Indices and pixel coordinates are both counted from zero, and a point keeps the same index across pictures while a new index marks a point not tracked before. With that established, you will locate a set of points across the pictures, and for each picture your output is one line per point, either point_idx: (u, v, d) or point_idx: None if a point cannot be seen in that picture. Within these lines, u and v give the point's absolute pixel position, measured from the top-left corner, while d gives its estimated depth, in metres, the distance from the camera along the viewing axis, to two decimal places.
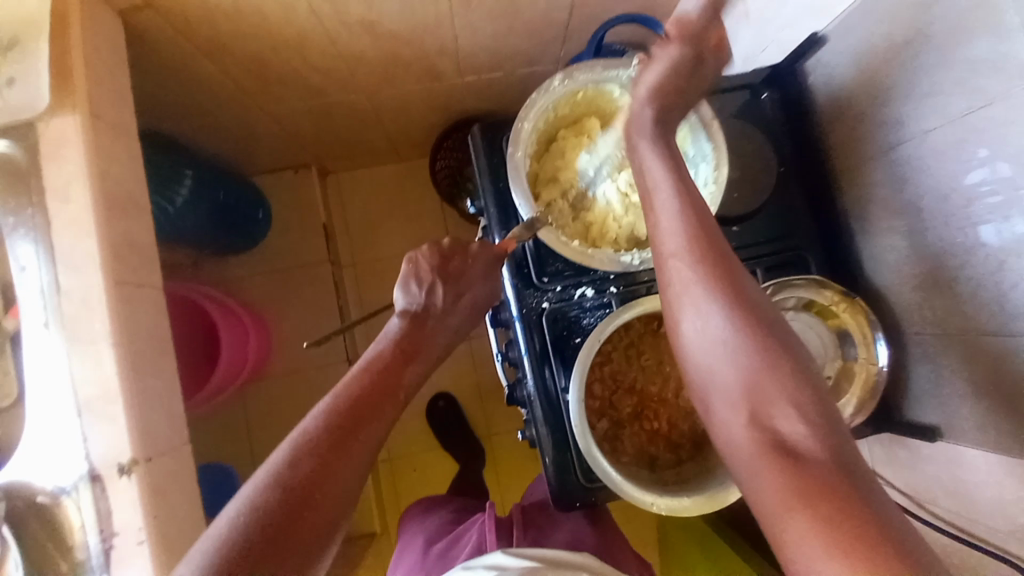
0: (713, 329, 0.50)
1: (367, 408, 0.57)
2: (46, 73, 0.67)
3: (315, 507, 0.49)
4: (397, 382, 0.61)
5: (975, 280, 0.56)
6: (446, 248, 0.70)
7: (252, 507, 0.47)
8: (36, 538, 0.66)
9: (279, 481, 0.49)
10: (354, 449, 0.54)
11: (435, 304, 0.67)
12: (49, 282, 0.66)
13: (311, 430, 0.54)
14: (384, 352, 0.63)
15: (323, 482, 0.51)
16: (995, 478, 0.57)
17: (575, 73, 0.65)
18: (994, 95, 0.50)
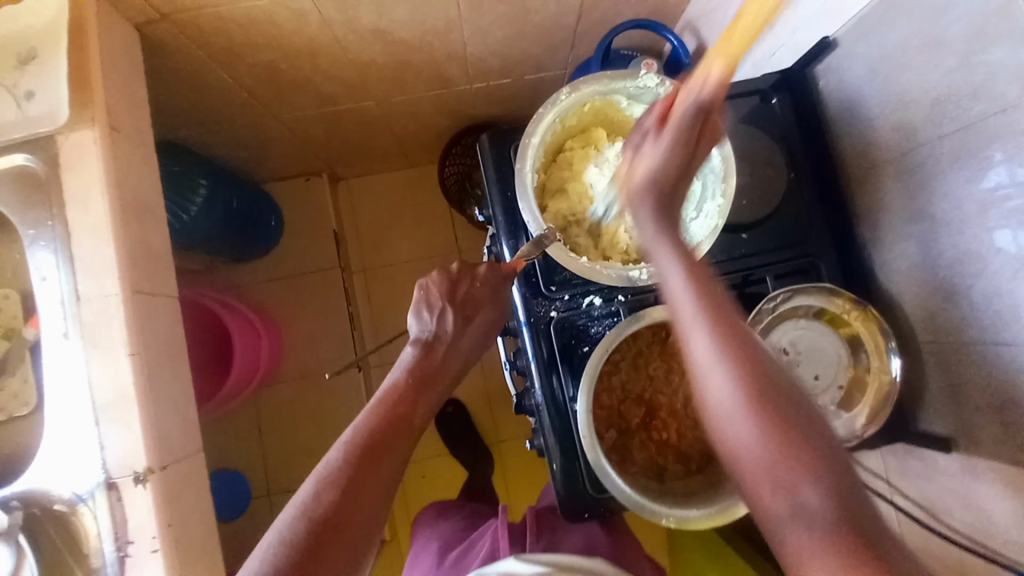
0: (713, 362, 0.48)
1: (385, 440, 0.57)
2: (65, 87, 0.69)
3: (344, 541, 0.50)
4: (414, 409, 0.62)
5: (991, 288, 0.55)
6: (454, 272, 0.71)
7: (277, 547, 0.48)
8: (55, 545, 0.68)
9: (302, 519, 0.50)
10: (375, 483, 0.54)
11: (446, 331, 0.68)
12: (69, 290, 0.68)
13: (331, 466, 0.54)
14: (399, 380, 0.64)
15: (349, 515, 0.51)
16: (1012, 491, 0.56)
17: (582, 85, 0.65)
18: (1012, 100, 0.49)
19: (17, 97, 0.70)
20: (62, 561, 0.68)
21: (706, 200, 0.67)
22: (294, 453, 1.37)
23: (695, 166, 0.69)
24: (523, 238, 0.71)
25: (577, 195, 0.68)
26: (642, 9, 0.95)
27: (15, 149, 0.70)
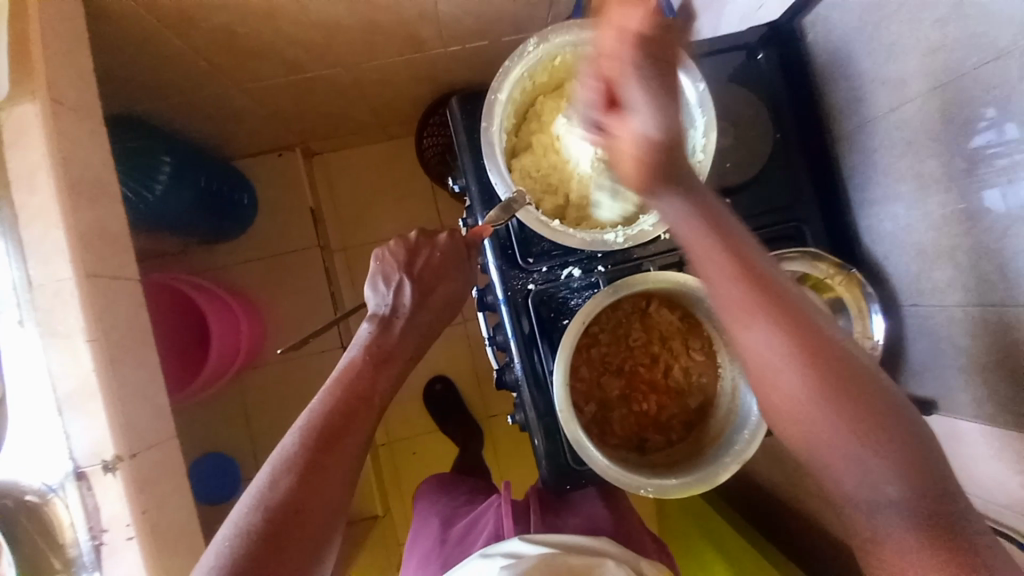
0: (757, 330, 0.47)
1: (343, 425, 0.55)
2: (1, 56, 0.64)
3: (300, 528, 0.49)
4: (372, 390, 0.59)
5: (978, 249, 0.53)
6: (413, 242, 0.68)
7: (234, 537, 0.47)
8: (30, 538, 0.64)
9: (258, 510, 0.49)
10: (335, 469, 0.53)
11: (404, 306, 0.65)
12: (19, 276, 0.64)
13: (287, 454, 0.52)
14: (356, 359, 0.61)
15: (305, 503, 0.50)
16: (995, 452, 0.56)
17: (551, 34, 0.60)
18: (1004, 48, 0.46)
19: None
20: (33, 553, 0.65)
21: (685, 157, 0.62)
22: (282, 435, 1.36)
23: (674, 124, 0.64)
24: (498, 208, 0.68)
25: (546, 152, 0.64)
26: None
27: None
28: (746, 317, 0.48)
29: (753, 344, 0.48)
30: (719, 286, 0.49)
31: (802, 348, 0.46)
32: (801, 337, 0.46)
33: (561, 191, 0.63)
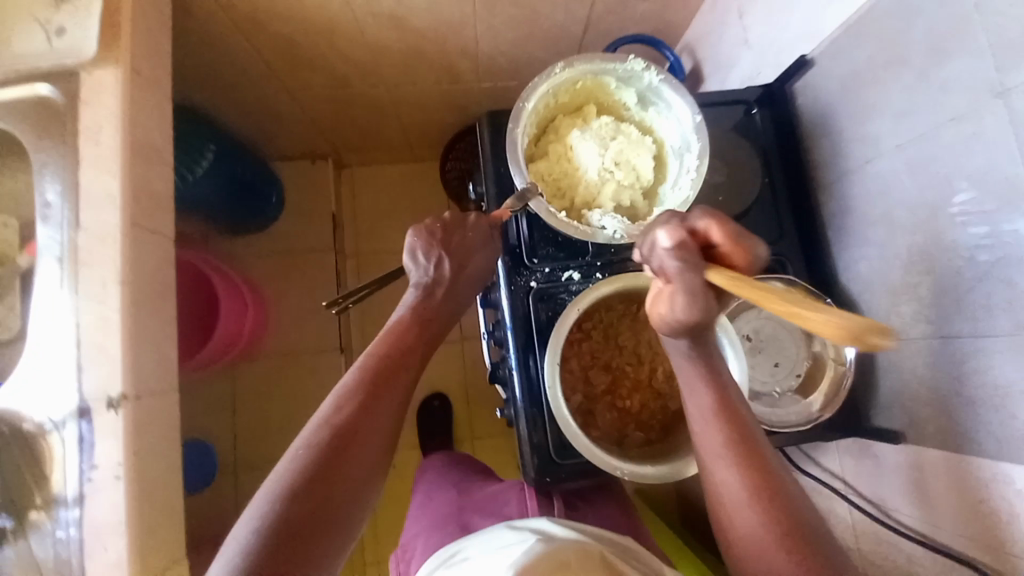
0: (713, 439, 0.49)
1: (396, 365, 0.59)
2: (96, 28, 0.73)
3: (362, 451, 0.52)
4: (420, 342, 0.62)
5: (938, 285, 0.59)
6: (447, 221, 0.70)
7: (303, 448, 0.50)
8: (18, 471, 0.67)
9: (324, 427, 0.52)
10: (390, 402, 0.56)
11: (445, 275, 0.67)
12: (70, 216, 0.70)
13: (348, 385, 0.56)
14: (405, 314, 0.64)
15: (366, 429, 0.53)
16: (958, 481, 0.59)
17: (575, 62, 0.69)
18: (958, 111, 0.55)
19: (46, 33, 0.73)
20: (22, 482, 0.68)
21: (680, 176, 0.69)
22: (267, 428, 1.38)
23: (673, 148, 0.71)
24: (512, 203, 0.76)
25: (560, 160, 0.70)
26: (644, 28, 1.02)
27: (37, 81, 0.73)
28: (707, 427, 0.50)
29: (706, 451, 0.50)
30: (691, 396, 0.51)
31: (752, 462, 0.48)
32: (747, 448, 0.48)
33: (568, 191, 0.70)
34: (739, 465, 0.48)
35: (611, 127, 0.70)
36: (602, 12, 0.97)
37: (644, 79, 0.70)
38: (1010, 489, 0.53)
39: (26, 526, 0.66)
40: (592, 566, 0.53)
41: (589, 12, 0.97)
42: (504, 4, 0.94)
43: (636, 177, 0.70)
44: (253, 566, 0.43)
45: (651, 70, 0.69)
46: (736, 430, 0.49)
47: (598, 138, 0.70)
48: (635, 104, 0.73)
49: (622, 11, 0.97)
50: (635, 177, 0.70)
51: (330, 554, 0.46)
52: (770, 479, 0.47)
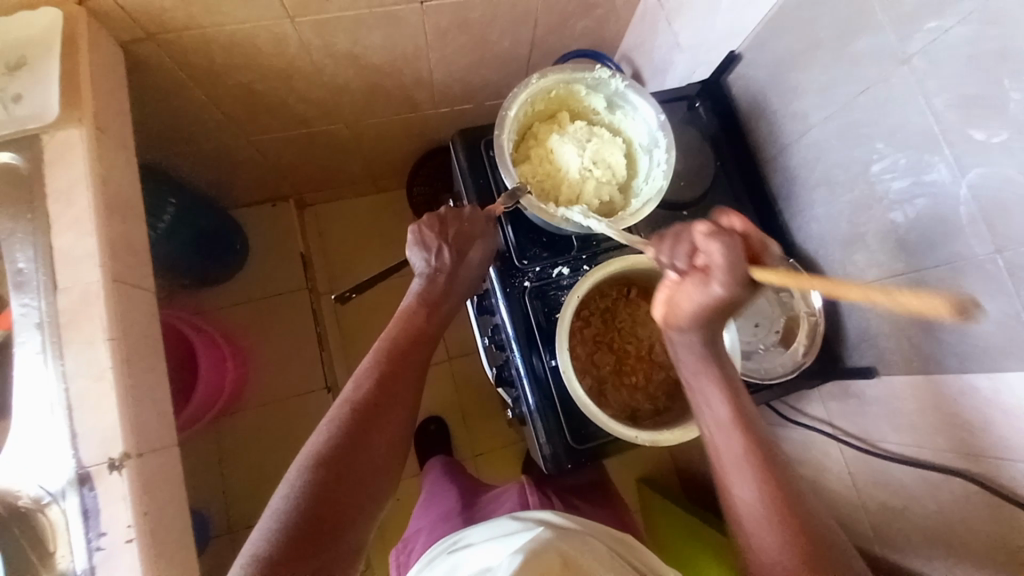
0: (742, 480, 0.52)
1: (410, 346, 0.66)
2: (56, 90, 0.72)
3: (375, 431, 0.59)
4: (427, 328, 0.67)
5: (881, 230, 0.68)
6: (444, 214, 0.73)
7: (331, 424, 0.59)
8: (22, 547, 0.64)
9: (348, 403, 0.60)
10: (401, 387, 0.62)
11: (445, 264, 0.70)
12: (45, 280, 0.67)
13: (369, 366, 0.64)
14: (412, 303, 0.69)
15: (380, 411, 0.60)
16: (928, 400, 0.67)
17: (549, 72, 0.76)
18: (870, 81, 0.64)
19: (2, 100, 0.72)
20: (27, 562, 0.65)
21: (652, 170, 0.76)
22: (259, 483, 1.32)
23: (642, 145, 0.78)
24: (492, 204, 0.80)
25: (542, 162, 0.76)
26: (585, 43, 1.11)
27: None
28: (737, 471, 0.53)
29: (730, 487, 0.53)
30: (719, 438, 0.55)
31: (790, 517, 0.50)
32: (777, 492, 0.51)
33: (553, 188, 0.76)
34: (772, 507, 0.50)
35: (585, 131, 0.77)
36: (546, 33, 1.05)
37: (611, 85, 0.77)
38: (977, 399, 0.61)
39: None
40: (593, 552, 0.58)
41: (534, 34, 1.05)
42: (454, 33, 1.00)
43: (610, 174, 0.77)
44: (290, 523, 0.52)
45: (617, 77, 0.76)
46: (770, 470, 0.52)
47: (576, 141, 0.76)
48: (604, 108, 0.80)
49: (563, 31, 1.06)
50: (610, 174, 0.77)
51: (357, 511, 0.55)
52: (823, 565, 0.48)
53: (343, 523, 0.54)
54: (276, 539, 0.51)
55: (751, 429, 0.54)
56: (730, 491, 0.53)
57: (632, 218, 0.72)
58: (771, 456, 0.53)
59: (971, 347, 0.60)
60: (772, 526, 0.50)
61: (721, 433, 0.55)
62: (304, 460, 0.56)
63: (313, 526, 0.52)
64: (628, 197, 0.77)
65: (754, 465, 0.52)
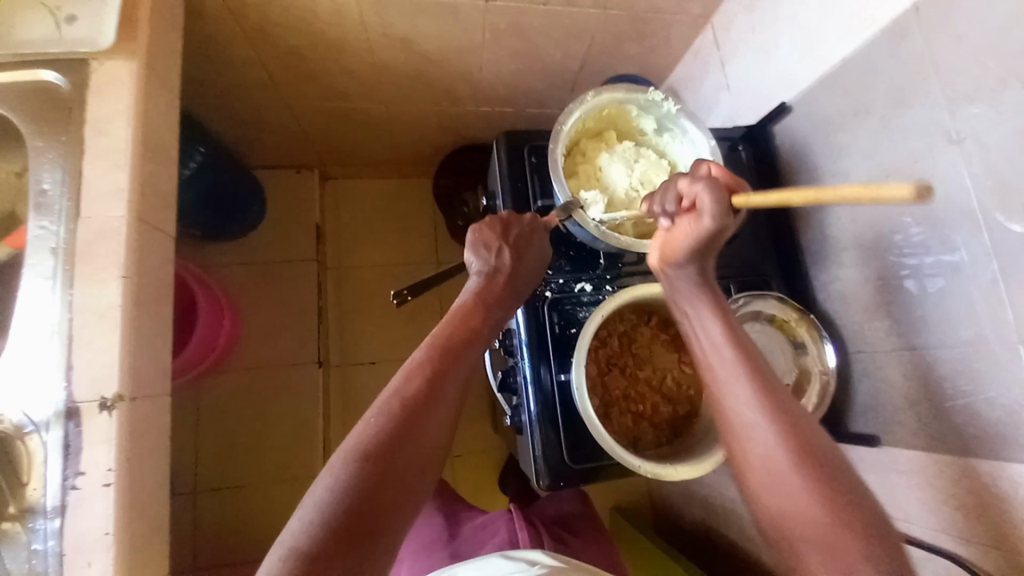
0: (782, 479, 0.50)
1: (461, 342, 0.62)
2: (111, 18, 0.71)
3: (426, 423, 0.55)
4: (481, 324, 0.65)
5: (904, 302, 0.69)
6: (506, 217, 0.72)
7: (377, 417, 0.54)
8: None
9: (396, 396, 0.56)
10: (451, 380, 0.59)
11: (505, 263, 0.69)
12: (67, 207, 0.66)
13: (417, 359, 0.60)
14: (468, 299, 0.67)
15: (432, 403, 0.56)
16: (929, 477, 0.67)
17: (603, 90, 0.76)
18: (917, 155, 0.65)
19: (56, 19, 0.71)
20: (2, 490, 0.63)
21: None
22: (233, 446, 1.30)
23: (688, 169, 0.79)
24: None
25: (590, 179, 0.78)
26: (634, 68, 1.12)
27: (43, 66, 0.70)
28: (759, 424, 0.53)
29: (787, 494, 0.49)
30: (736, 397, 0.55)
31: (779, 418, 0.52)
32: (826, 483, 0.49)
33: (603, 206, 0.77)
34: (766, 407, 0.53)
35: (634, 151, 0.79)
36: (599, 51, 1.06)
37: (664, 107, 0.78)
38: (977, 483, 0.61)
39: (2, 538, 0.61)
40: None
41: (588, 50, 1.05)
42: (512, 36, 1.00)
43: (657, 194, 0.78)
44: (335, 521, 0.48)
45: (671, 99, 0.76)
46: (763, 376, 0.55)
47: (624, 161, 0.78)
48: (653, 130, 0.81)
49: (616, 52, 1.06)
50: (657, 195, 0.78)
51: (401, 513, 0.51)
52: (823, 466, 0.50)
53: (386, 520, 0.50)
54: (318, 539, 0.47)
55: (741, 340, 0.57)
56: (753, 445, 0.53)
57: None
58: (757, 359, 0.56)
59: (981, 431, 0.60)
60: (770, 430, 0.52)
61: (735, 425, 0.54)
62: (353, 446, 0.52)
63: (355, 526, 0.48)
64: None
65: (774, 418, 0.53)
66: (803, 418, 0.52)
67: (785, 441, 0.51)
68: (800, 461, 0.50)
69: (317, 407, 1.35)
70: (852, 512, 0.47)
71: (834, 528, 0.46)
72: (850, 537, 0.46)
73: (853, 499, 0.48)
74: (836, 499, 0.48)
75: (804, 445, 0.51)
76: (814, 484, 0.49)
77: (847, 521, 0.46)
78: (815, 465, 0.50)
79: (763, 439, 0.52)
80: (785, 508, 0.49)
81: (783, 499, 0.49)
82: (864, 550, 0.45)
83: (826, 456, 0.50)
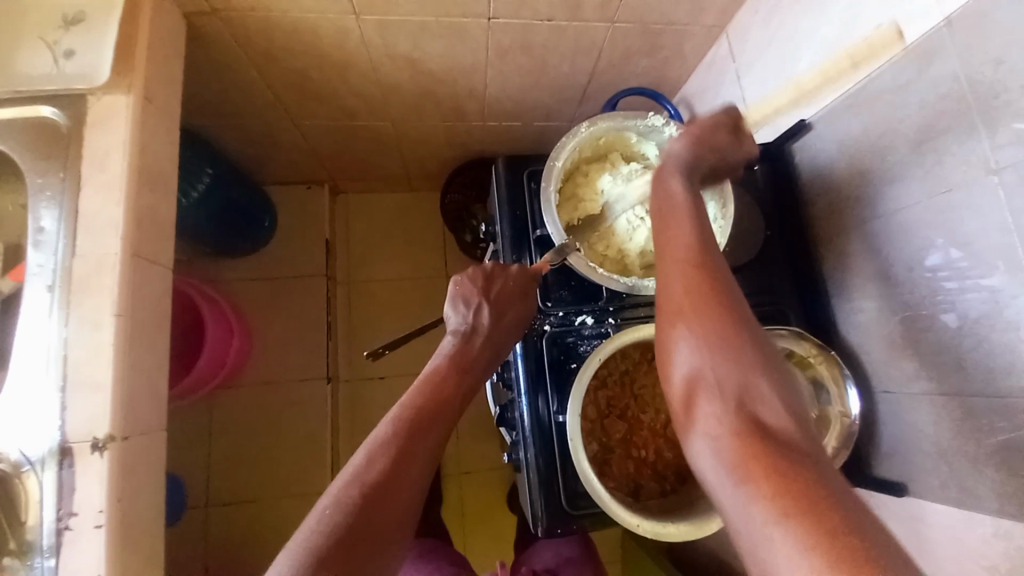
0: (706, 351, 0.54)
1: (432, 415, 0.58)
2: (109, 52, 0.70)
3: (388, 513, 0.51)
4: (453, 394, 0.61)
5: (935, 343, 0.63)
6: (488, 269, 0.70)
7: (332, 508, 0.49)
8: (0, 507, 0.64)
9: (354, 484, 0.51)
10: (418, 463, 0.55)
11: (483, 324, 0.66)
12: (63, 245, 0.67)
13: (383, 437, 0.55)
14: (441, 364, 0.63)
15: (395, 490, 0.52)
16: (959, 534, 0.62)
17: (599, 121, 0.74)
18: (952, 185, 0.59)
19: (56, 54, 0.71)
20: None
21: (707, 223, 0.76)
22: (243, 462, 1.31)
23: None
24: (526, 258, 0.76)
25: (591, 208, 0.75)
26: (645, 81, 1.07)
27: (42, 102, 0.71)
28: (690, 304, 0.56)
29: (704, 375, 0.53)
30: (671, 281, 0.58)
31: (715, 302, 0.55)
32: (744, 355, 0.53)
33: (604, 241, 0.74)
34: (700, 288, 0.56)
35: (639, 173, 0.75)
36: (608, 65, 1.01)
37: (665, 132, 0.75)
38: (1013, 546, 0.56)
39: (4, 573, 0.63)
40: None
41: (596, 65, 1.01)
42: (516, 53, 0.97)
43: None
44: None
45: (672, 125, 0.74)
46: (703, 262, 0.57)
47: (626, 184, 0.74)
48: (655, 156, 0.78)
49: (626, 65, 1.02)
50: None
51: None
52: (744, 344, 0.53)
53: None
54: None
55: (694, 230, 0.59)
56: (684, 328, 0.55)
57: None
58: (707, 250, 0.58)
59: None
60: (702, 314, 0.54)
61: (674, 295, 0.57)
62: (304, 541, 0.47)
63: None
64: None
65: (705, 296, 0.55)
66: (736, 303, 0.55)
67: (714, 323, 0.54)
68: (724, 340, 0.53)
69: (325, 423, 1.35)
70: (768, 378, 0.52)
71: (752, 379, 0.52)
72: (764, 398, 0.51)
73: (765, 365, 0.53)
74: (750, 371, 0.52)
75: (731, 327, 0.54)
76: (730, 362, 0.53)
77: (758, 386, 0.52)
78: (739, 345, 0.53)
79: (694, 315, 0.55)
80: (702, 381, 0.54)
81: (700, 378, 0.54)
82: (775, 413, 0.51)
83: (750, 335, 0.54)
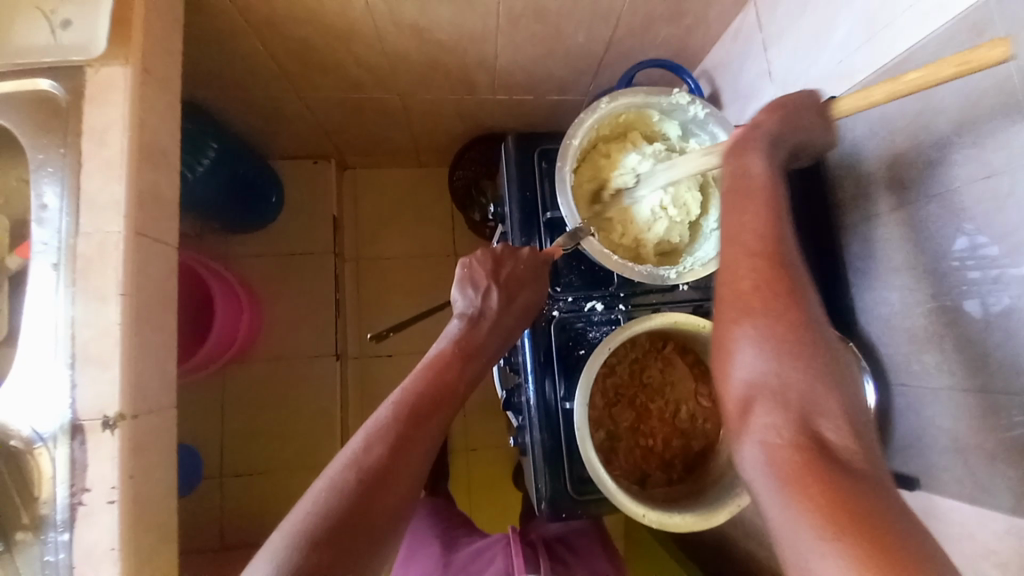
0: (768, 347, 0.48)
1: (433, 402, 0.57)
2: (105, 21, 0.68)
3: (384, 497, 0.50)
4: (457, 381, 0.60)
5: (962, 337, 0.60)
6: (499, 254, 0.68)
7: (328, 491, 0.49)
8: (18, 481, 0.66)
9: (352, 466, 0.51)
10: (418, 449, 0.54)
11: (491, 308, 0.65)
12: (66, 223, 0.66)
13: (382, 421, 0.54)
14: (445, 348, 0.62)
15: (393, 474, 0.51)
16: (972, 530, 0.61)
17: (620, 96, 0.70)
18: (993, 170, 0.55)
19: (52, 24, 0.69)
20: (18, 500, 0.67)
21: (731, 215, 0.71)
22: (255, 434, 1.34)
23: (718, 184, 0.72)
24: (536, 240, 0.74)
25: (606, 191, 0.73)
26: (665, 51, 1.01)
27: (39, 74, 0.69)
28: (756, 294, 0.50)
29: (760, 372, 0.48)
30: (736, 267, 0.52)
31: (784, 297, 0.49)
32: (811, 363, 0.47)
33: (621, 224, 0.72)
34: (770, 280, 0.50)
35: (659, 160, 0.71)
36: (627, 34, 0.96)
37: (689, 112, 0.71)
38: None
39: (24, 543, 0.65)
40: None
41: (613, 33, 0.96)
42: (528, 20, 0.92)
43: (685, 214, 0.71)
44: None
45: (697, 104, 0.70)
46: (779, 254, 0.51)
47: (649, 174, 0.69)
48: (676, 136, 0.74)
49: (645, 34, 0.96)
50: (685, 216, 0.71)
51: None
52: (812, 353, 0.48)
53: None
54: None
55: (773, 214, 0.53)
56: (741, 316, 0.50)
57: (702, 267, 0.68)
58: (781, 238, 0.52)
59: None
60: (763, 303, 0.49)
61: (734, 290, 0.51)
62: (298, 521, 0.47)
63: None
64: (697, 240, 0.73)
65: (776, 291, 0.50)
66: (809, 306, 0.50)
67: (778, 320, 0.49)
68: (784, 337, 0.48)
69: (335, 399, 1.37)
70: (835, 393, 0.46)
71: (816, 388, 0.46)
72: (829, 411, 0.46)
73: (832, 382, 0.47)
74: (813, 376, 0.47)
75: (797, 328, 0.48)
76: (792, 366, 0.47)
77: (820, 393, 0.46)
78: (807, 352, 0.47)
79: (761, 313, 0.49)
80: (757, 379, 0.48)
81: (754, 372, 0.48)
82: (834, 426, 0.45)
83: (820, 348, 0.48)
